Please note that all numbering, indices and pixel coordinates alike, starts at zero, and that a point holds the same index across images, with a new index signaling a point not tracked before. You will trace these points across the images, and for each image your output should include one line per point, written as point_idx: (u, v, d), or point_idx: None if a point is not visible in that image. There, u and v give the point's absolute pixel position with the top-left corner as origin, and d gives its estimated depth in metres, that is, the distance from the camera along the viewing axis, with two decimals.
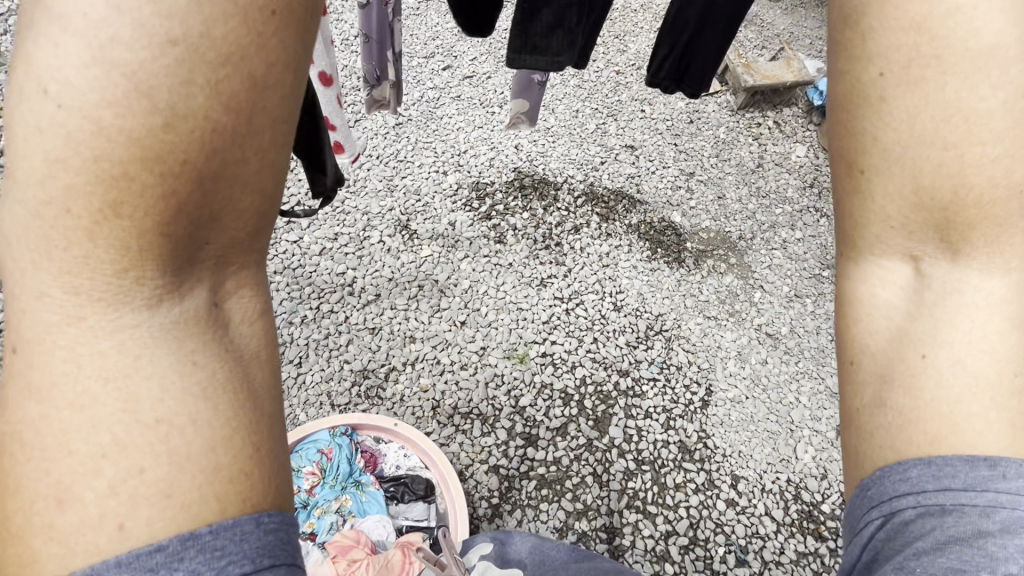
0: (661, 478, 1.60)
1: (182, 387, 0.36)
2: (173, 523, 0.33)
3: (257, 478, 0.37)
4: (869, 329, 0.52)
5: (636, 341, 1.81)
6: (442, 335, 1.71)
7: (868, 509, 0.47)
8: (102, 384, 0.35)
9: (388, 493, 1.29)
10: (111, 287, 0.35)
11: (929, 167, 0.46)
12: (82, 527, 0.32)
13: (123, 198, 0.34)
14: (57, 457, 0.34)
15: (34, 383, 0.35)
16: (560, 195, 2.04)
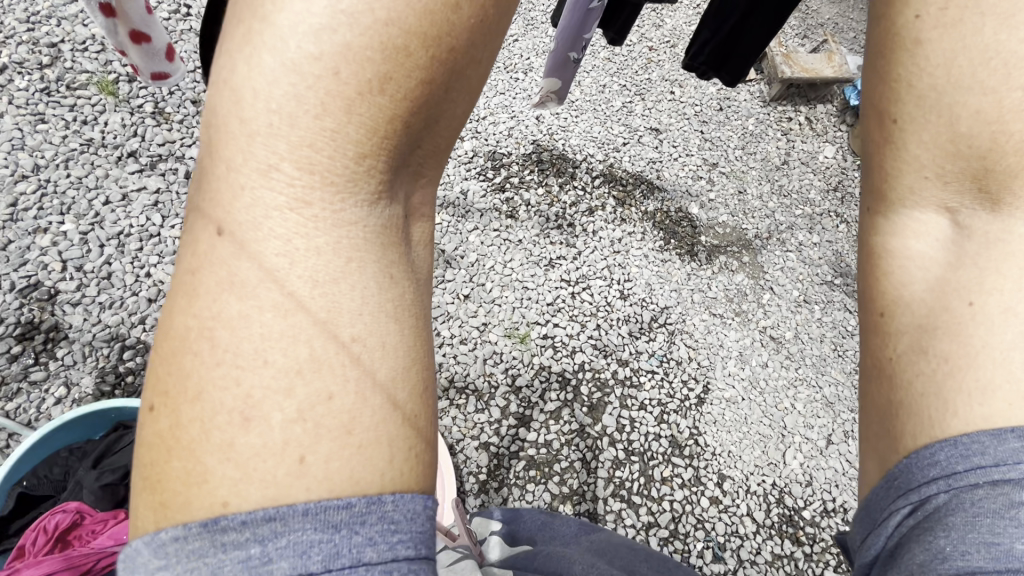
0: (649, 470, 1.61)
1: (379, 314, 0.38)
2: (350, 467, 0.34)
3: (426, 436, 0.38)
4: (905, 276, 0.52)
5: (639, 332, 1.78)
6: (444, 307, 1.68)
7: (897, 499, 0.47)
8: (308, 291, 0.36)
9: None
10: (287, 246, 0.36)
11: (966, 113, 0.47)
12: (261, 453, 0.33)
13: (308, 160, 0.36)
14: (253, 369, 0.35)
15: (242, 280, 0.36)
16: (577, 173, 1.98)
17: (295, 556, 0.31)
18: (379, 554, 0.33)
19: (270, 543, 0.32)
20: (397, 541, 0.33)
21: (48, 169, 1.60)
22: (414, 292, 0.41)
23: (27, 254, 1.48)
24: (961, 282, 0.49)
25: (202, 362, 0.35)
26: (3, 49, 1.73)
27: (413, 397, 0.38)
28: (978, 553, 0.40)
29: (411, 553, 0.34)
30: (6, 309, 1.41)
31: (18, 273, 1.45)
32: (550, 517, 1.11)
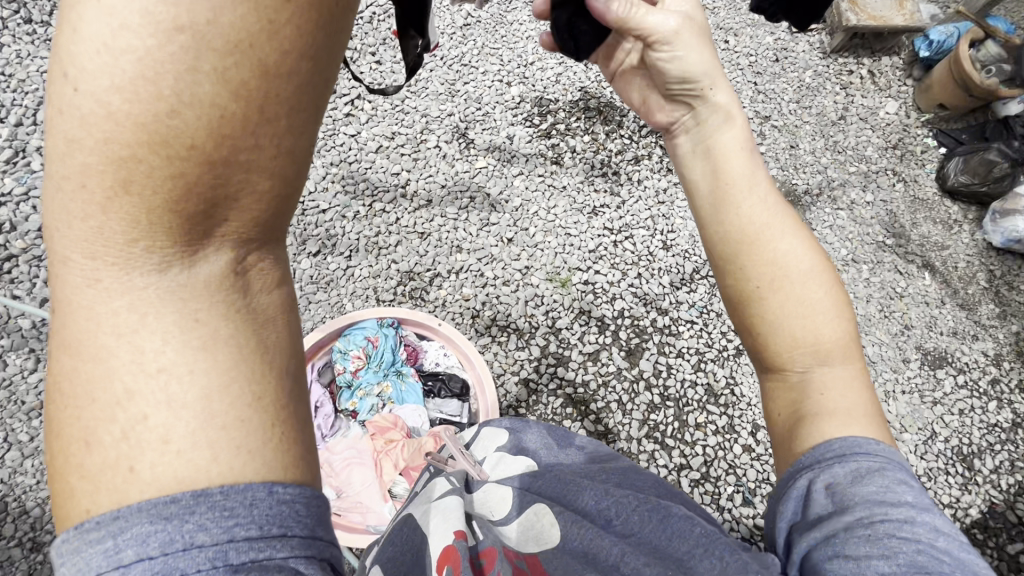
0: (684, 415, 1.64)
1: (185, 342, 0.41)
2: (173, 470, 0.38)
3: (261, 440, 0.41)
4: (782, 409, 0.74)
5: (680, 283, 1.78)
6: (488, 250, 1.72)
7: (800, 475, 0.65)
8: (115, 340, 0.40)
9: (426, 386, 1.36)
10: (123, 282, 0.40)
11: (779, 323, 0.73)
12: (100, 471, 0.38)
13: (130, 193, 0.38)
14: (85, 406, 0.39)
15: (69, 342, 0.40)
16: (624, 122, 1.95)
17: (137, 545, 0.35)
18: (214, 537, 0.37)
19: (118, 536, 0.36)
20: (233, 525, 0.37)
21: None
22: (234, 322, 0.43)
23: None
24: (812, 403, 0.70)
25: (52, 411, 0.40)
26: None
27: (241, 406, 0.41)
28: (870, 496, 0.58)
29: (254, 534, 0.38)
30: None
31: None
32: (558, 443, 0.99)
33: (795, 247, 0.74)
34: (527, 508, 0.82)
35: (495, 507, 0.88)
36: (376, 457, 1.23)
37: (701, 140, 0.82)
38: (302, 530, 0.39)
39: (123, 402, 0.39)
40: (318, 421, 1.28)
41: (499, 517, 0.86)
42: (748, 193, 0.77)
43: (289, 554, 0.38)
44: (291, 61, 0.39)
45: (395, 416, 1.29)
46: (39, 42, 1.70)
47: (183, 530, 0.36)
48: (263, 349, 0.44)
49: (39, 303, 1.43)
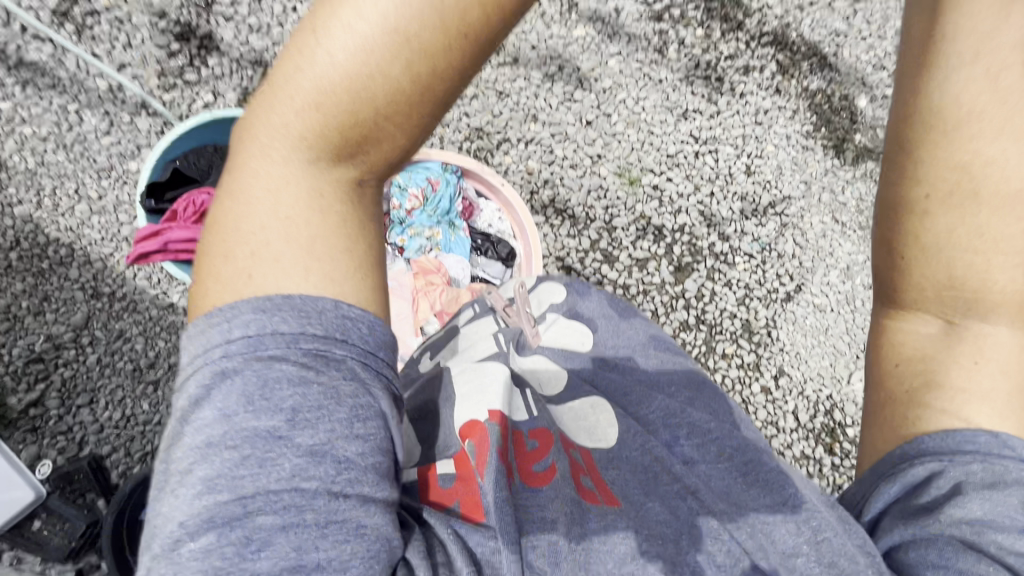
0: (713, 342, 1.63)
1: (313, 207, 0.58)
2: (276, 289, 0.55)
3: (338, 285, 0.58)
4: (911, 348, 0.78)
5: (751, 213, 1.68)
6: (564, 128, 1.62)
7: (904, 462, 0.72)
8: (261, 185, 0.58)
9: (474, 243, 1.36)
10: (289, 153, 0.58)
11: (958, 263, 0.73)
12: (228, 278, 0.56)
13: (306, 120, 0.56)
14: (227, 229, 0.58)
15: (234, 180, 0.60)
16: (746, 24, 1.73)
17: (235, 369, 0.52)
18: (295, 365, 0.52)
19: (222, 355, 0.52)
20: (307, 365, 0.53)
21: None
22: (358, 205, 0.61)
23: None
24: (954, 357, 0.74)
25: (212, 232, 0.59)
26: None
27: (340, 266, 0.58)
28: (974, 506, 0.64)
29: (327, 376, 0.53)
30: (168, 5, 1.47)
31: None
32: (617, 316, 0.97)
33: (1007, 162, 0.70)
34: (580, 398, 0.86)
35: (546, 381, 0.90)
36: (414, 296, 1.25)
37: (924, 61, 0.71)
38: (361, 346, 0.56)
39: (261, 246, 0.57)
40: None
41: (551, 391, 0.90)
42: (1000, 127, 0.69)
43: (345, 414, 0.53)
44: (430, 87, 0.57)
45: (439, 262, 1.30)
46: None
47: (273, 315, 0.54)
48: (356, 230, 0.60)
49: (118, 68, 1.43)
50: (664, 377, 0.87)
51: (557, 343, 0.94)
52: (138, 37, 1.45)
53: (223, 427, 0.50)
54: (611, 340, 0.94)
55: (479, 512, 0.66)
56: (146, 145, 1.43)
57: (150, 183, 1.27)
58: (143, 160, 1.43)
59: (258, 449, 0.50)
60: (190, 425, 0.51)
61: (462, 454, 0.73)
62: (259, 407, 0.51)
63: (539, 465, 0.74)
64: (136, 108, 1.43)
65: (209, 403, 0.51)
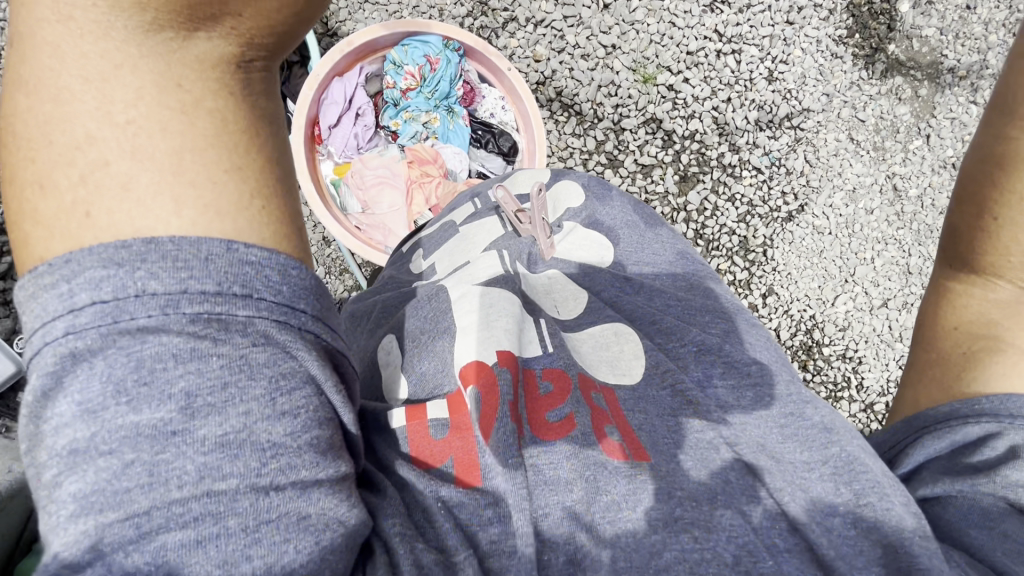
0: (708, 257, 1.61)
1: (162, 104, 0.47)
2: (135, 211, 0.45)
3: (218, 192, 0.48)
4: (969, 316, 0.77)
5: (765, 125, 1.59)
6: (579, 10, 1.46)
7: (952, 419, 0.70)
8: (82, 85, 0.46)
9: (474, 135, 1.25)
10: (132, 34, 0.46)
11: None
12: (59, 212, 0.45)
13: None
14: (44, 146, 0.46)
15: (33, 82, 0.46)
16: None
17: (91, 290, 0.42)
18: (166, 287, 0.43)
19: (69, 281, 0.42)
20: (187, 278, 0.43)
21: None
22: (224, 98, 0.50)
23: None
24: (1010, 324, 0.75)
25: (17, 159, 0.46)
26: None
27: (216, 169, 0.48)
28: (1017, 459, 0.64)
29: (209, 288, 0.44)
30: None
31: None
32: (643, 224, 0.93)
33: None
34: (603, 324, 0.79)
35: (560, 305, 0.83)
36: (408, 186, 1.19)
37: None
38: (271, 297, 0.46)
39: (99, 164, 0.45)
40: (356, 130, 1.19)
41: (567, 313, 0.82)
42: None
43: (254, 314, 0.45)
44: None
45: (436, 152, 1.21)
46: None
47: (139, 274, 0.43)
48: (229, 125, 0.50)
49: None
50: (686, 303, 0.81)
51: (570, 258, 0.88)
52: None
53: (93, 328, 0.41)
54: (630, 257, 0.88)
55: (477, 470, 0.59)
56: None
57: None
58: None
59: (161, 347, 0.42)
60: (48, 343, 0.41)
61: (460, 399, 0.65)
62: (132, 313, 0.42)
63: (555, 414, 0.66)
64: None
65: (61, 316, 0.41)
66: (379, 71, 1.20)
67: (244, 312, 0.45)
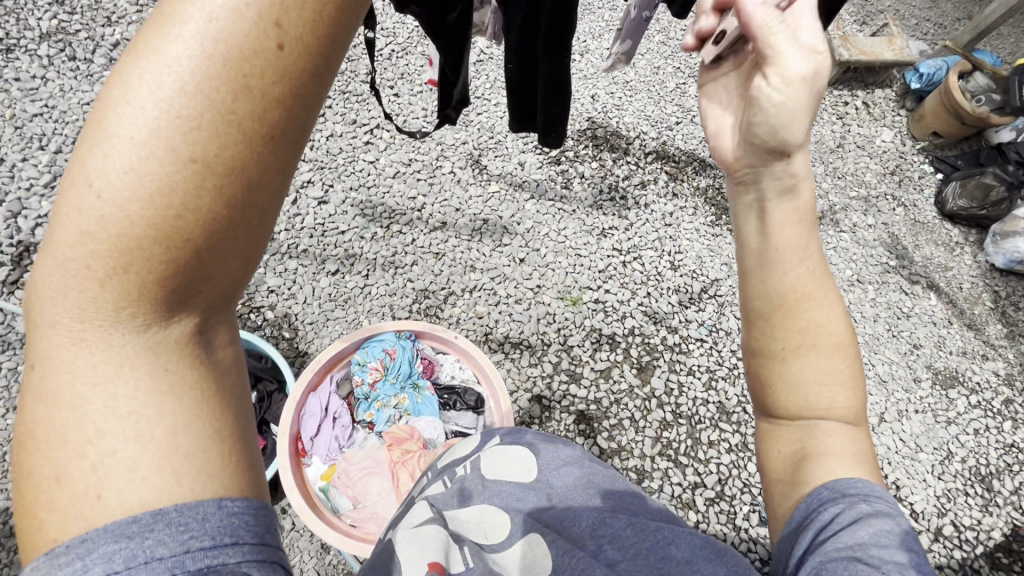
0: (697, 433, 1.64)
1: (156, 387, 0.39)
2: (141, 496, 0.37)
3: (214, 463, 0.39)
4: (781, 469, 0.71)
5: (688, 302, 1.82)
6: (501, 269, 1.77)
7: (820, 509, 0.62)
8: (88, 385, 0.38)
9: (441, 399, 1.38)
10: (111, 315, 0.37)
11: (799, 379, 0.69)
12: (66, 505, 0.36)
13: (130, 264, 0.36)
14: (51, 448, 0.37)
15: (38, 390, 0.38)
16: (631, 150, 2.03)
17: (103, 561, 0.35)
18: (172, 549, 0.36)
19: (82, 558, 0.35)
20: (189, 537, 0.36)
21: None
22: (208, 363, 0.41)
23: None
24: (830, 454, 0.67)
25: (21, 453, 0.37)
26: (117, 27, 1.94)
27: (207, 437, 0.40)
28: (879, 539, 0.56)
29: (207, 544, 0.37)
30: None
31: None
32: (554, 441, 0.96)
33: (790, 273, 0.68)
34: (525, 534, 0.79)
35: (488, 530, 0.83)
36: (392, 467, 1.25)
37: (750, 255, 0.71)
38: (254, 539, 0.38)
39: (100, 460, 0.37)
40: (335, 433, 1.30)
41: (493, 541, 0.81)
42: (804, 255, 0.68)
43: (240, 560, 0.37)
44: (269, 165, 0.38)
45: (410, 427, 1.31)
46: (81, 77, 1.83)
47: (144, 548, 0.36)
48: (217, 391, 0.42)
49: None
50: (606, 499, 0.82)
51: (496, 492, 0.87)
52: None
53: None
54: (556, 472, 0.88)
55: None
56: None
57: None
58: None
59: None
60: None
61: None
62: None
63: None
64: None
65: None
66: (346, 374, 1.37)
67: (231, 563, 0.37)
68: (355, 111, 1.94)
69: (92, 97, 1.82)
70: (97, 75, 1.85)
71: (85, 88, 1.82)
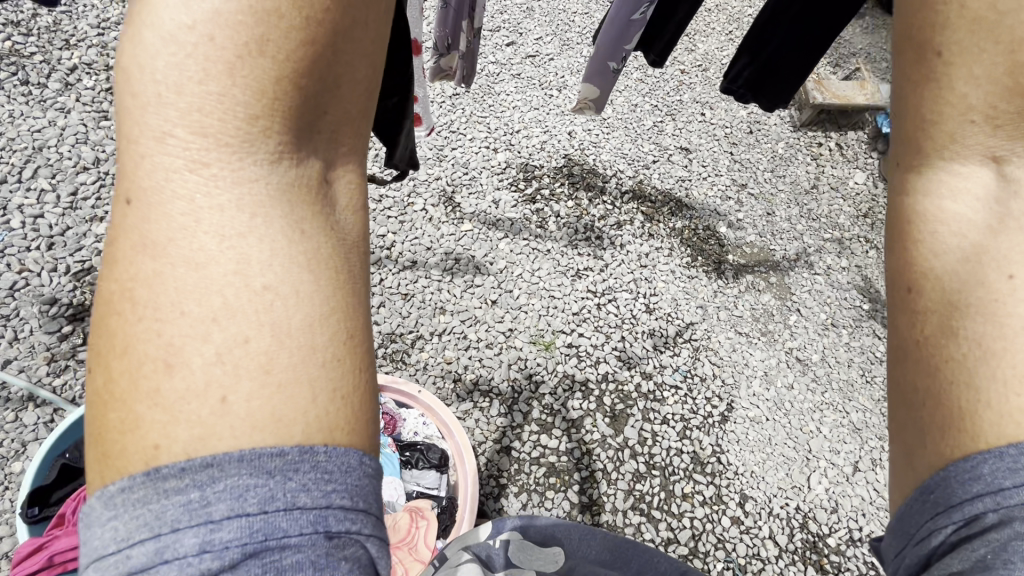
0: (670, 485, 1.59)
1: (287, 265, 0.38)
2: (272, 404, 0.35)
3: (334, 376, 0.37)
4: (949, 226, 0.51)
5: (663, 346, 1.79)
6: (472, 311, 1.73)
7: (941, 515, 0.45)
8: (217, 244, 0.36)
9: (403, 458, 1.32)
10: (236, 153, 0.37)
11: (1018, 58, 0.47)
12: (187, 397, 0.34)
13: (267, 63, 0.37)
14: (173, 319, 0.35)
15: (155, 242, 0.36)
16: (607, 188, 2.01)
17: (232, 499, 0.32)
18: (314, 500, 0.33)
19: (208, 488, 0.32)
20: (331, 490, 0.34)
21: (107, 163, 1.73)
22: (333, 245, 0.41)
23: (83, 241, 1.60)
24: (1000, 275, 0.48)
25: (129, 320, 0.36)
26: (75, 51, 1.88)
27: (336, 341, 0.38)
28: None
29: (347, 504, 0.34)
30: (59, 290, 1.51)
31: (73, 258, 1.56)
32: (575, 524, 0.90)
33: None
34: None
35: None
36: None
37: None
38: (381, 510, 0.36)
39: (227, 345, 0.35)
40: None
41: None
42: None
43: (371, 533, 0.35)
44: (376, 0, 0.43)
45: None
46: (33, 103, 1.77)
47: (287, 490, 0.33)
48: (350, 278, 0.41)
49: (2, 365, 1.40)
50: None
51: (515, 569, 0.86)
52: (26, 329, 1.45)
53: (237, 544, 0.31)
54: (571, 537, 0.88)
55: None
56: (32, 438, 1.35)
57: (32, 488, 1.16)
58: (28, 456, 1.32)
59: (299, 557, 0.32)
60: (166, 563, 0.30)
61: None
62: (282, 532, 0.32)
63: None
64: (25, 401, 1.38)
65: (188, 528, 0.31)
66: None
67: (364, 534, 0.34)
68: None
69: (43, 123, 1.75)
70: (50, 101, 1.78)
71: (36, 114, 1.76)
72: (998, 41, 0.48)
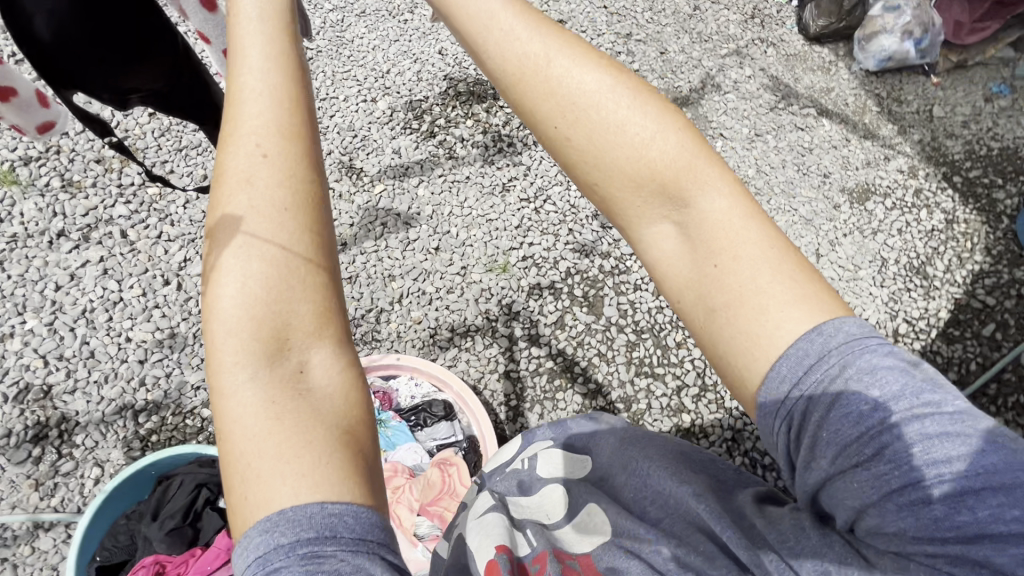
0: (663, 340, 1.67)
1: (312, 396, 0.47)
2: (321, 494, 0.44)
3: (351, 455, 0.46)
4: (677, 281, 0.58)
5: (610, 221, 1.80)
6: (420, 266, 1.70)
7: (776, 421, 0.52)
8: (264, 393, 0.45)
9: (411, 423, 1.38)
10: (256, 327, 0.45)
11: (591, 148, 0.55)
12: (266, 498, 0.44)
13: (266, 256, 0.46)
14: (250, 452, 0.44)
15: (224, 400, 0.45)
16: (500, 92, 1.93)
17: (263, 539, 0.43)
18: (309, 529, 0.43)
19: (255, 535, 0.43)
20: (311, 527, 0.43)
21: None
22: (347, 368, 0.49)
23: (5, 364, 1.50)
24: (708, 268, 0.55)
25: (226, 458, 0.45)
26: None
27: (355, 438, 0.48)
28: (845, 429, 0.47)
29: (317, 533, 0.43)
30: (8, 420, 1.44)
31: (4, 383, 1.48)
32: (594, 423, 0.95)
33: (513, 28, 0.56)
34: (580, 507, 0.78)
35: (549, 509, 0.82)
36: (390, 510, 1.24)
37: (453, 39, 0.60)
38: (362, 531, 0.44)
39: (284, 462, 0.44)
40: None
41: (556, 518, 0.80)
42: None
43: (348, 549, 0.43)
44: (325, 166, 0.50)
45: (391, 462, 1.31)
46: None
47: (279, 535, 0.43)
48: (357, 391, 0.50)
49: None
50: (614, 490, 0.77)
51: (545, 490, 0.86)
52: None
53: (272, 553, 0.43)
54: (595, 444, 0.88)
55: None
56: (57, 560, 1.33)
57: None
58: None
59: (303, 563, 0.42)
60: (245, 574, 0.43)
61: None
62: (294, 545, 0.42)
63: None
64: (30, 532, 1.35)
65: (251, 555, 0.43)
66: None
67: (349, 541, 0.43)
68: (201, 164, 1.75)
69: None
70: None
71: None
72: (574, 148, 0.56)
